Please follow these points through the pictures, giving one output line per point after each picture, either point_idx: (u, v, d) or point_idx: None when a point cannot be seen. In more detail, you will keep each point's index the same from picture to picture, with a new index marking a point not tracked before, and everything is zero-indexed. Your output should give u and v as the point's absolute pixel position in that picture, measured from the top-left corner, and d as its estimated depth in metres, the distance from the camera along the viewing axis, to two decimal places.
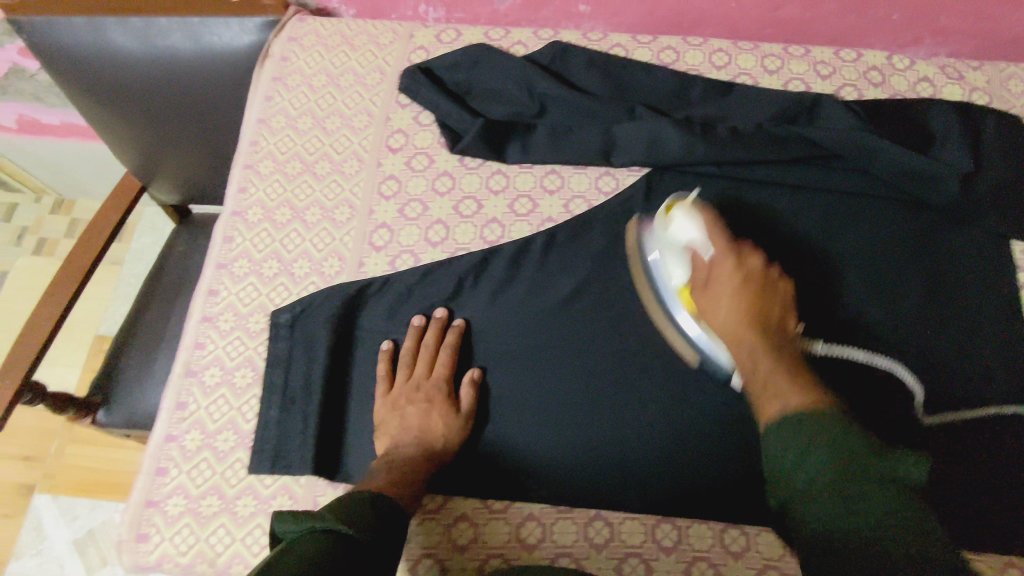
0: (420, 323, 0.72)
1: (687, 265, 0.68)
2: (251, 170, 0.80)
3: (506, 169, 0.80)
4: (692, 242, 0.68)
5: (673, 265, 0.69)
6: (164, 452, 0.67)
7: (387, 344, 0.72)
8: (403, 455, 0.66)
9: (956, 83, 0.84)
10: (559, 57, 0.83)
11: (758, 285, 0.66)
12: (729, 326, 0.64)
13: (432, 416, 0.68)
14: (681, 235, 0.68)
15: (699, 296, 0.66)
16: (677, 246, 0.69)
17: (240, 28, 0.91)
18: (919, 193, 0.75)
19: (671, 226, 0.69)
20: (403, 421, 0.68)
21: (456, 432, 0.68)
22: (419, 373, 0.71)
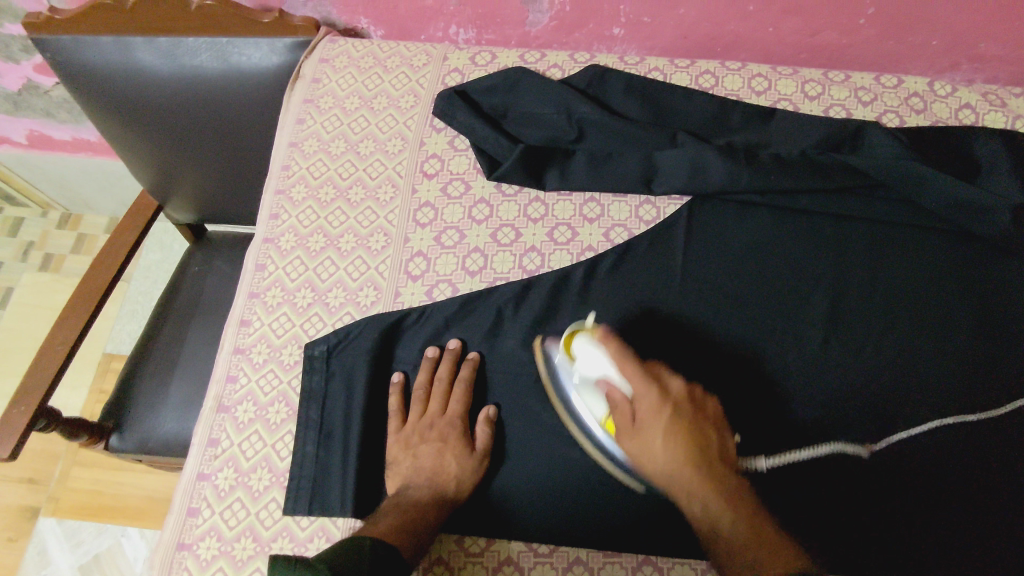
0: (435, 355, 0.70)
1: (608, 397, 0.62)
2: (283, 196, 0.79)
3: (544, 197, 0.78)
4: (605, 375, 0.62)
5: (592, 401, 0.64)
6: (197, 491, 0.65)
7: (398, 377, 0.70)
8: (412, 498, 0.63)
9: (998, 110, 0.83)
10: (596, 81, 0.82)
11: (688, 414, 0.59)
12: (668, 475, 0.56)
13: (443, 456, 0.66)
14: (591, 371, 0.63)
15: (626, 432, 0.60)
16: (591, 379, 0.64)
17: (269, 49, 0.88)
18: (968, 224, 0.73)
19: (580, 358, 0.64)
20: (414, 463, 0.66)
21: (469, 473, 0.65)
22: (432, 409, 0.69)
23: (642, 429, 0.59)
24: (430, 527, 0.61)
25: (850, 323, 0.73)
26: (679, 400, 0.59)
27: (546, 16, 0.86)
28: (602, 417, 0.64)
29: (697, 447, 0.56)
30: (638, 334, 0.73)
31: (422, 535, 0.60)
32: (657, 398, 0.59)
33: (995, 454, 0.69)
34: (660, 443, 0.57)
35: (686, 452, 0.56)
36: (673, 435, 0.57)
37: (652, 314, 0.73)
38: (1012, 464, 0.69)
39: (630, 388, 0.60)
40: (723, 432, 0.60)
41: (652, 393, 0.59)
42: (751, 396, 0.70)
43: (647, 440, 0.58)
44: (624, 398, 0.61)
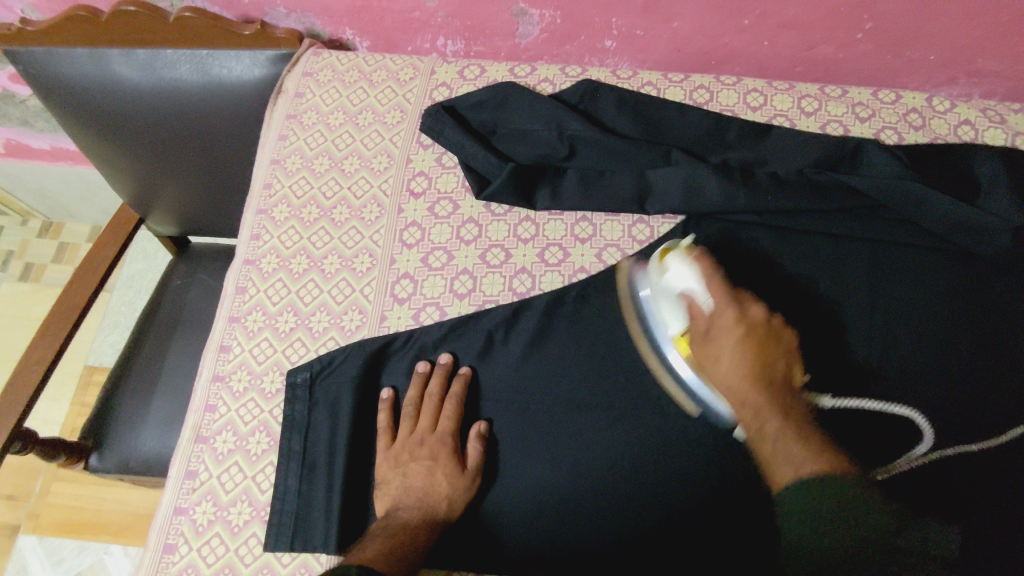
0: (424, 370, 0.68)
1: (686, 312, 0.62)
2: (265, 216, 0.76)
3: (534, 216, 0.76)
4: (688, 289, 0.61)
5: (669, 315, 0.63)
6: (173, 527, 0.62)
7: (386, 393, 0.67)
8: (402, 519, 0.60)
9: (998, 126, 0.82)
10: (588, 97, 0.80)
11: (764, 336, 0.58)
12: (730, 386, 0.56)
13: (434, 473, 0.63)
14: (677, 284, 0.62)
15: (698, 345, 0.60)
16: (674, 291, 0.63)
17: (251, 61, 0.86)
18: (969, 245, 0.72)
19: (671, 271, 0.63)
20: (404, 481, 0.63)
21: (462, 490, 0.63)
22: (423, 423, 0.66)
23: (714, 342, 0.58)
24: (421, 548, 0.58)
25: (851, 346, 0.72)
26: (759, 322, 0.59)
27: (536, 28, 0.84)
28: (678, 333, 0.63)
29: (765, 364, 0.56)
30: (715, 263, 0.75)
31: (413, 557, 0.57)
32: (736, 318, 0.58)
33: (997, 481, 0.68)
34: (728, 355, 0.57)
35: (753, 366, 0.56)
36: (742, 349, 0.57)
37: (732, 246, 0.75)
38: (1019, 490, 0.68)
39: (712, 307, 0.60)
40: (795, 362, 0.59)
41: (731, 312, 0.59)
42: (814, 332, 0.72)
43: (718, 352, 0.58)
44: (703, 312, 0.60)
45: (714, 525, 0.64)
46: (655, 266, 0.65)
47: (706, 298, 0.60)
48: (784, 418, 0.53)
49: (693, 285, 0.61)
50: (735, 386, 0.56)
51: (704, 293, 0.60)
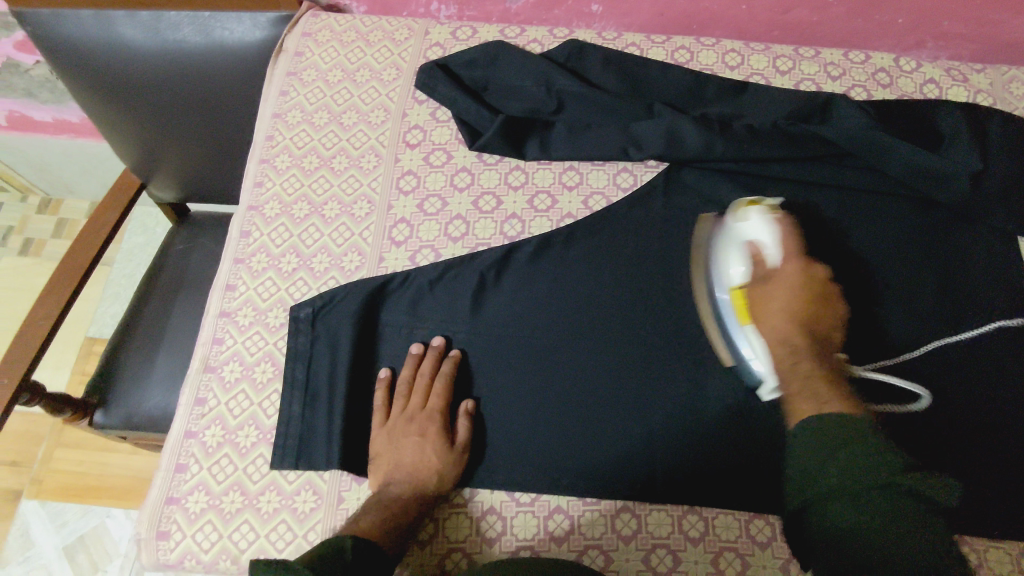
0: (418, 351, 0.70)
1: (749, 259, 0.69)
2: (268, 164, 0.80)
3: (524, 166, 0.80)
4: (759, 239, 0.69)
5: (733, 263, 0.70)
6: (185, 449, 0.66)
7: (382, 372, 0.70)
8: (394, 493, 0.62)
9: (961, 85, 0.87)
10: (575, 55, 0.84)
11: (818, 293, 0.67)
12: (775, 328, 0.65)
13: (423, 448, 0.65)
14: (748, 233, 0.70)
15: (755, 287, 0.68)
16: (742, 242, 0.70)
17: (252, 23, 0.89)
18: (930, 191, 0.76)
19: (745, 224, 0.70)
20: (396, 458, 0.65)
21: (451, 465, 0.65)
22: (415, 401, 0.67)
23: (772, 286, 0.68)
24: (408, 520, 0.61)
25: None
26: (818, 281, 0.68)
27: None
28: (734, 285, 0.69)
29: (809, 311, 0.66)
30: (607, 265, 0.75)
31: (402, 525, 0.60)
32: (796, 271, 0.68)
33: (971, 412, 0.70)
34: (783, 297, 0.66)
35: (801, 311, 0.65)
36: (795, 297, 0.66)
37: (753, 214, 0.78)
38: (989, 419, 0.70)
39: (779, 257, 0.69)
40: (836, 319, 0.67)
41: (798, 264, 0.68)
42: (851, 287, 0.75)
43: (774, 296, 0.67)
44: (769, 262, 0.69)
45: (693, 452, 0.68)
46: (729, 219, 0.72)
47: (774, 248, 0.69)
48: (817, 362, 0.62)
49: (766, 236, 0.69)
50: (779, 330, 0.65)
51: (775, 246, 0.69)
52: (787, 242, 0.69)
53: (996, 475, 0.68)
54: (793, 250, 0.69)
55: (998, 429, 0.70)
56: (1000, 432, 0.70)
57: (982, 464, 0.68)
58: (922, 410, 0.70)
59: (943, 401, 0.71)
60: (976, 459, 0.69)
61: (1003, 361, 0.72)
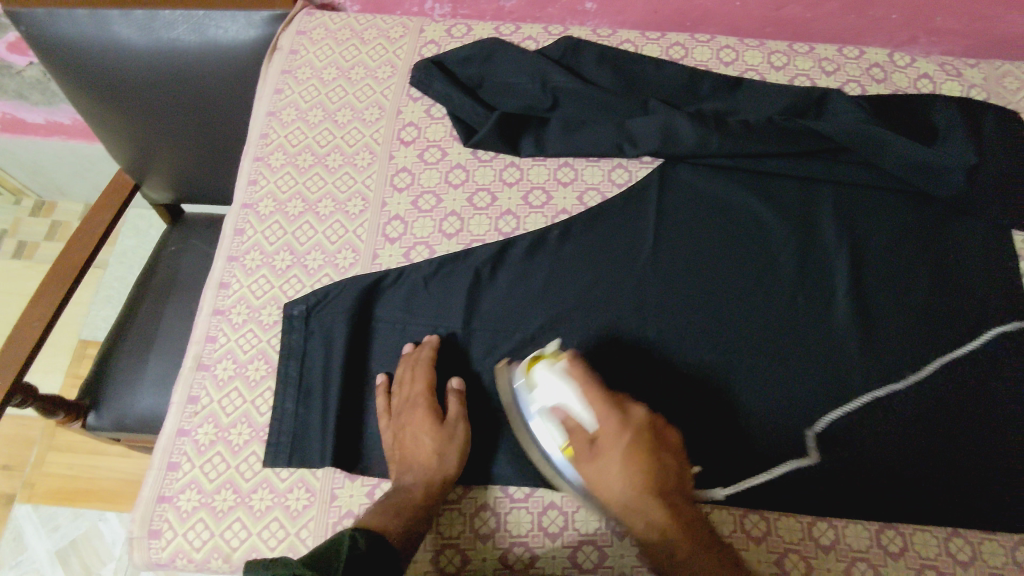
0: (412, 348, 0.69)
1: (564, 427, 0.60)
2: (262, 162, 0.79)
3: (519, 163, 0.80)
4: (560, 396, 0.60)
5: (550, 426, 0.61)
6: (177, 447, 0.65)
7: (381, 378, 0.68)
8: (403, 485, 0.61)
9: (954, 80, 0.87)
10: (570, 52, 0.84)
11: (650, 444, 0.57)
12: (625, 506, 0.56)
13: (419, 435, 0.64)
14: (545, 391, 0.61)
15: (581, 454, 0.58)
16: (547, 405, 0.61)
17: (246, 22, 0.89)
18: (925, 184, 0.77)
19: (541, 381, 0.61)
20: (401, 453, 0.64)
21: (452, 445, 0.64)
22: (405, 392, 0.66)
23: (596, 454, 0.57)
24: (420, 511, 0.60)
25: (815, 279, 0.75)
26: (642, 430, 0.57)
27: None
28: (562, 446, 0.61)
29: (656, 479, 0.56)
30: (602, 262, 0.75)
31: (413, 518, 0.59)
32: (614, 429, 0.57)
33: (962, 404, 0.70)
34: (617, 474, 0.56)
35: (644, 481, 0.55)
36: (630, 463, 0.56)
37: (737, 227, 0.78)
38: (986, 412, 0.69)
39: (590, 416, 0.59)
40: (683, 468, 0.59)
41: (616, 420, 0.57)
42: (699, 415, 0.70)
43: (607, 467, 0.56)
44: (582, 422, 0.59)
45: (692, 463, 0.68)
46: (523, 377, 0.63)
47: (582, 406, 0.59)
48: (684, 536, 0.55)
49: (569, 396, 0.59)
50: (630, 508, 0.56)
51: (580, 403, 0.59)
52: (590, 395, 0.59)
53: (993, 466, 0.67)
54: (601, 404, 0.58)
55: (996, 421, 0.69)
56: (990, 423, 0.69)
57: (979, 458, 0.68)
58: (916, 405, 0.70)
59: (938, 396, 0.70)
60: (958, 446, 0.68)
61: (1000, 355, 0.72)
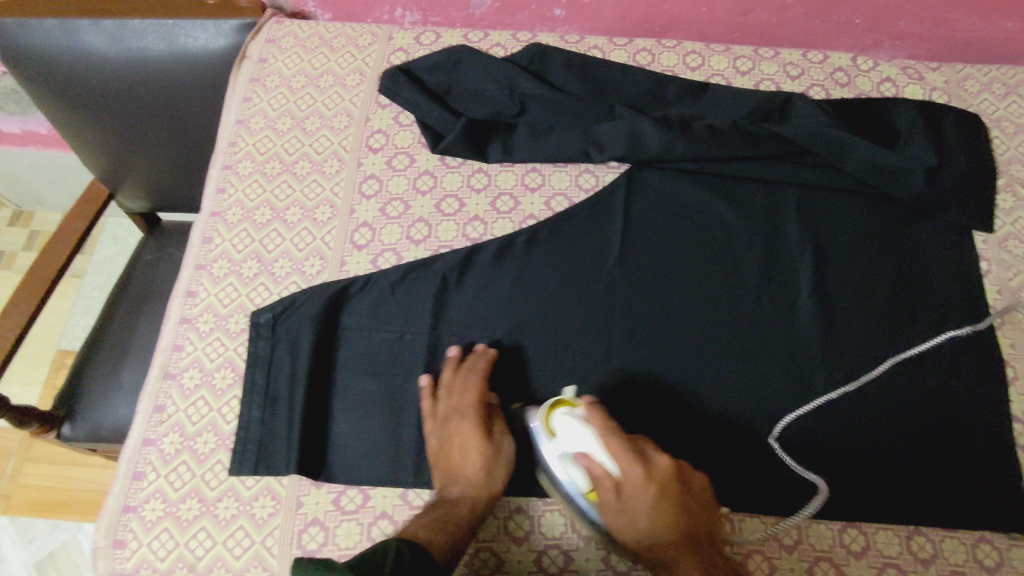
0: (457, 354, 0.70)
1: (586, 474, 0.60)
2: (230, 171, 0.79)
3: (486, 168, 0.80)
4: (585, 447, 0.60)
5: (572, 473, 0.61)
6: (142, 457, 0.65)
7: (424, 381, 0.68)
8: (449, 498, 0.62)
9: (917, 83, 0.88)
10: (537, 59, 0.84)
11: (675, 493, 0.59)
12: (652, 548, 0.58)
13: (468, 447, 0.64)
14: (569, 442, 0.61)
15: (608, 504, 0.59)
16: (569, 450, 0.61)
17: (215, 30, 0.90)
18: (887, 187, 0.78)
19: (563, 431, 0.62)
20: (447, 462, 0.65)
21: (499, 461, 0.65)
22: (454, 400, 0.66)
23: (624, 504, 0.59)
24: (465, 525, 0.60)
25: (780, 282, 0.76)
26: (667, 479, 0.59)
27: None
28: (585, 489, 0.61)
29: (683, 522, 0.58)
30: (569, 266, 0.76)
31: (461, 531, 0.59)
32: (639, 479, 0.58)
33: (923, 403, 0.71)
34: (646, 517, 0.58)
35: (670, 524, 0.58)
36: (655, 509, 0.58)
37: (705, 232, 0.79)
38: (946, 411, 0.71)
39: (614, 465, 0.59)
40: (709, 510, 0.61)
41: (640, 469, 0.58)
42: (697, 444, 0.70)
43: (635, 513, 0.58)
44: (607, 470, 0.59)
45: None
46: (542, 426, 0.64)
47: (604, 453, 0.60)
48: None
49: (592, 444, 0.60)
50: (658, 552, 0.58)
51: (602, 451, 0.60)
52: (612, 445, 0.59)
53: (953, 465, 0.69)
54: (623, 454, 0.59)
55: (956, 420, 0.70)
56: (948, 421, 0.70)
57: (939, 456, 0.69)
58: (879, 406, 0.71)
59: (900, 397, 0.71)
60: (915, 447, 0.69)
61: (960, 355, 0.73)
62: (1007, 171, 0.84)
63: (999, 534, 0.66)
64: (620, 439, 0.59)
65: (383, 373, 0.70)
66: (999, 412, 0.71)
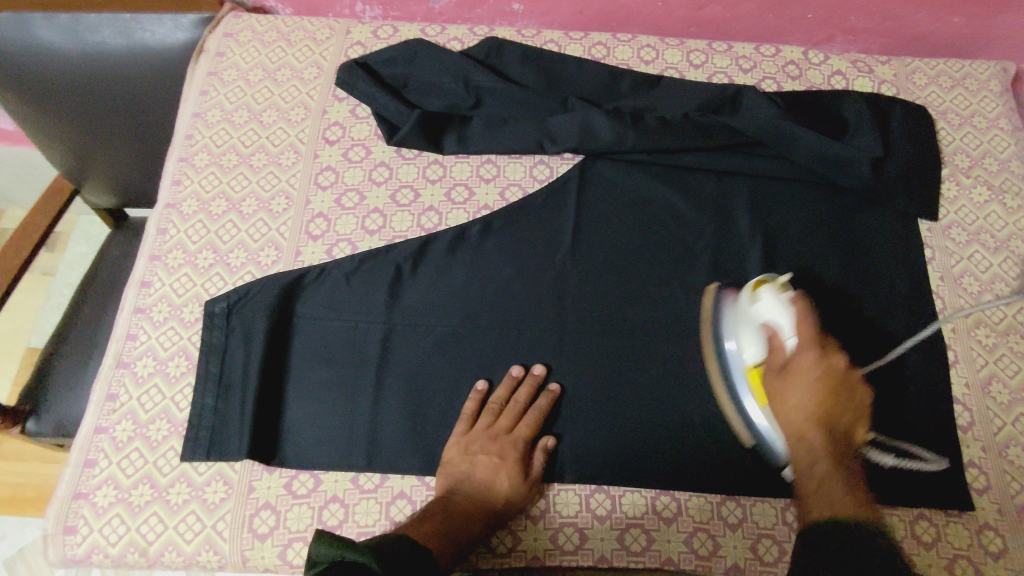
0: (518, 374, 0.70)
1: (766, 342, 0.64)
2: (186, 163, 0.80)
3: (442, 160, 0.82)
4: (774, 320, 0.64)
5: (750, 341, 0.65)
6: (94, 444, 0.66)
7: (479, 385, 0.70)
8: (455, 504, 0.63)
9: (866, 76, 0.90)
10: (493, 53, 0.86)
11: (838, 383, 0.61)
12: (793, 420, 0.60)
13: (501, 469, 0.65)
14: (762, 313, 0.65)
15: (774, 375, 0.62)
16: (759, 320, 0.65)
17: (173, 25, 0.91)
18: (835, 176, 0.80)
19: (761, 302, 0.65)
20: (470, 470, 0.66)
21: (521, 490, 0.65)
22: (505, 422, 0.68)
23: (788, 376, 0.61)
24: (466, 538, 0.61)
25: (731, 270, 0.78)
26: (840, 372, 0.61)
27: None
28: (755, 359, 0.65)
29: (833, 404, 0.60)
30: (522, 255, 0.77)
31: (457, 536, 0.61)
32: (813, 360, 0.61)
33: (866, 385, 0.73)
34: (803, 394, 0.60)
35: (821, 407, 0.60)
36: (814, 390, 0.60)
37: (658, 220, 0.80)
38: (887, 393, 0.73)
39: (795, 343, 0.62)
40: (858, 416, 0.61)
41: (814, 353, 0.61)
42: (851, 343, 0.75)
43: (791, 386, 0.61)
44: (785, 344, 0.62)
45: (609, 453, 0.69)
46: (746, 295, 0.68)
47: (791, 330, 0.62)
48: (835, 465, 0.58)
49: (783, 319, 0.63)
50: (794, 426, 0.60)
51: (792, 329, 0.62)
52: (799, 326, 0.62)
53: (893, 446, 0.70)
54: (807, 338, 0.61)
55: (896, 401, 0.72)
56: (889, 403, 0.72)
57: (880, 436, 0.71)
58: None
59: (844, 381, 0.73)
60: None
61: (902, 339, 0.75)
62: (952, 161, 0.86)
63: (936, 509, 0.68)
64: (812, 325, 0.62)
65: (337, 360, 0.71)
66: (938, 394, 0.73)
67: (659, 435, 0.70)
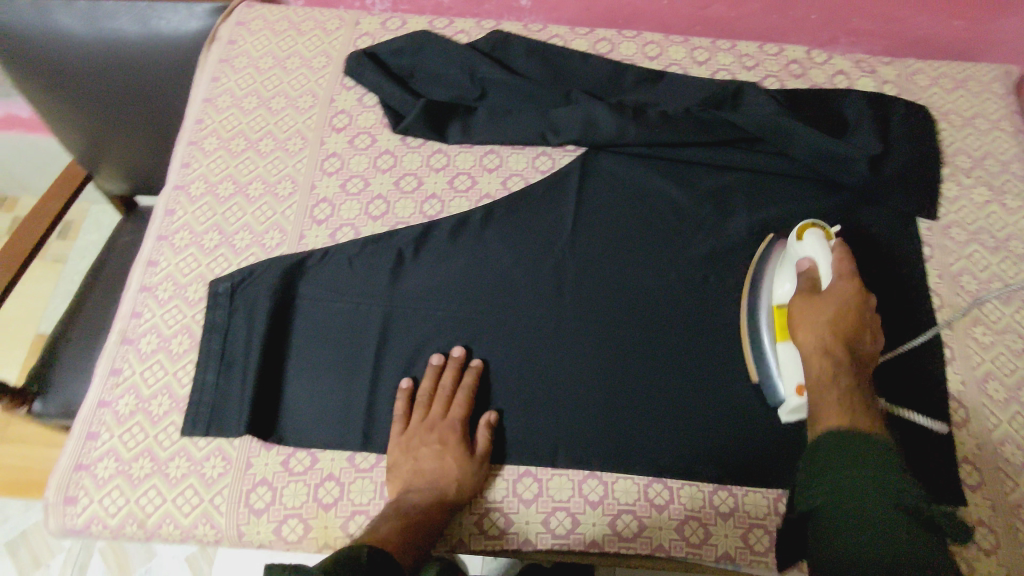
0: (439, 362, 0.71)
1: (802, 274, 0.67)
2: (195, 146, 0.81)
3: (446, 149, 0.83)
4: (813, 258, 0.67)
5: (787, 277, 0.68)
6: (97, 417, 0.67)
7: (404, 383, 0.70)
8: (409, 502, 0.63)
9: (868, 76, 0.91)
10: (499, 45, 0.87)
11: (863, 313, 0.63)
12: (815, 336, 0.62)
13: (445, 458, 0.65)
14: (804, 252, 0.68)
15: (801, 301, 0.65)
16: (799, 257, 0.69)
17: (188, 13, 0.93)
18: (835, 173, 0.80)
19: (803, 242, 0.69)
20: (415, 465, 0.65)
21: (471, 475, 0.66)
22: (437, 409, 0.68)
23: (816, 301, 0.64)
24: (427, 532, 0.61)
25: (731, 262, 0.78)
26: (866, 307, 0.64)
27: None
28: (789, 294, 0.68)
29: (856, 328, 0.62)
30: (522, 243, 0.78)
31: (420, 533, 0.60)
32: (850, 288, 0.63)
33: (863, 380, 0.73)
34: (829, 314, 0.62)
35: (843, 328, 0.62)
36: (844, 315, 0.62)
37: (659, 211, 0.81)
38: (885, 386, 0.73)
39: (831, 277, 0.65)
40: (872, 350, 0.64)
41: (851, 284, 0.64)
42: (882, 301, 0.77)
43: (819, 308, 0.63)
44: (821, 279, 0.66)
45: (604, 441, 0.70)
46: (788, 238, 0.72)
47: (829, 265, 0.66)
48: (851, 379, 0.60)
49: (820, 255, 0.67)
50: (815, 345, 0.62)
51: (829, 263, 0.66)
52: (835, 262, 0.66)
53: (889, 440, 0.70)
54: (844, 269, 0.65)
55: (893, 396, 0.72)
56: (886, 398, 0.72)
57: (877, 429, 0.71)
58: None
59: None
60: None
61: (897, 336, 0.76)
62: (953, 161, 0.86)
63: None
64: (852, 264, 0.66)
65: (337, 340, 0.72)
66: (934, 391, 0.73)
67: (654, 423, 0.70)
